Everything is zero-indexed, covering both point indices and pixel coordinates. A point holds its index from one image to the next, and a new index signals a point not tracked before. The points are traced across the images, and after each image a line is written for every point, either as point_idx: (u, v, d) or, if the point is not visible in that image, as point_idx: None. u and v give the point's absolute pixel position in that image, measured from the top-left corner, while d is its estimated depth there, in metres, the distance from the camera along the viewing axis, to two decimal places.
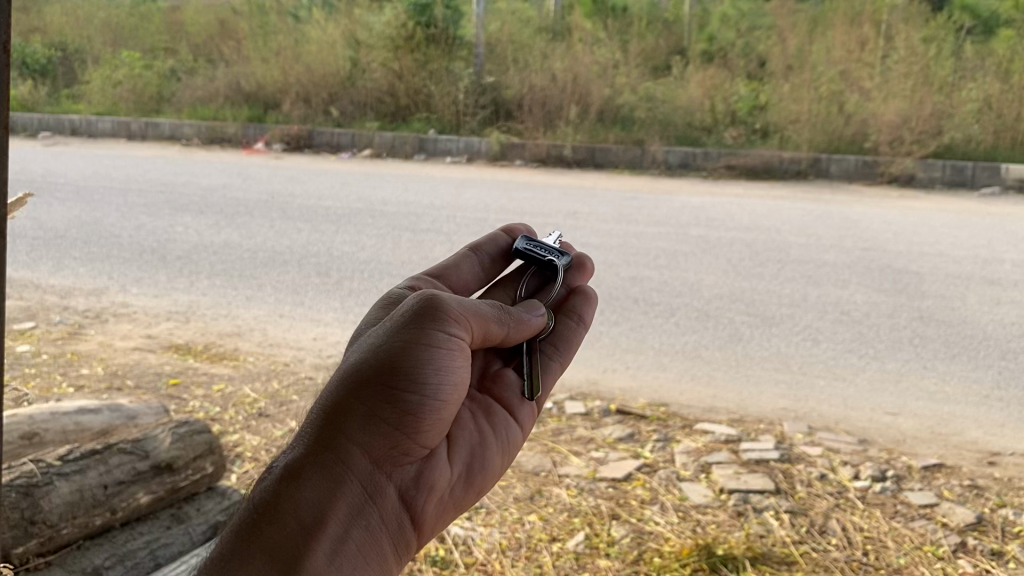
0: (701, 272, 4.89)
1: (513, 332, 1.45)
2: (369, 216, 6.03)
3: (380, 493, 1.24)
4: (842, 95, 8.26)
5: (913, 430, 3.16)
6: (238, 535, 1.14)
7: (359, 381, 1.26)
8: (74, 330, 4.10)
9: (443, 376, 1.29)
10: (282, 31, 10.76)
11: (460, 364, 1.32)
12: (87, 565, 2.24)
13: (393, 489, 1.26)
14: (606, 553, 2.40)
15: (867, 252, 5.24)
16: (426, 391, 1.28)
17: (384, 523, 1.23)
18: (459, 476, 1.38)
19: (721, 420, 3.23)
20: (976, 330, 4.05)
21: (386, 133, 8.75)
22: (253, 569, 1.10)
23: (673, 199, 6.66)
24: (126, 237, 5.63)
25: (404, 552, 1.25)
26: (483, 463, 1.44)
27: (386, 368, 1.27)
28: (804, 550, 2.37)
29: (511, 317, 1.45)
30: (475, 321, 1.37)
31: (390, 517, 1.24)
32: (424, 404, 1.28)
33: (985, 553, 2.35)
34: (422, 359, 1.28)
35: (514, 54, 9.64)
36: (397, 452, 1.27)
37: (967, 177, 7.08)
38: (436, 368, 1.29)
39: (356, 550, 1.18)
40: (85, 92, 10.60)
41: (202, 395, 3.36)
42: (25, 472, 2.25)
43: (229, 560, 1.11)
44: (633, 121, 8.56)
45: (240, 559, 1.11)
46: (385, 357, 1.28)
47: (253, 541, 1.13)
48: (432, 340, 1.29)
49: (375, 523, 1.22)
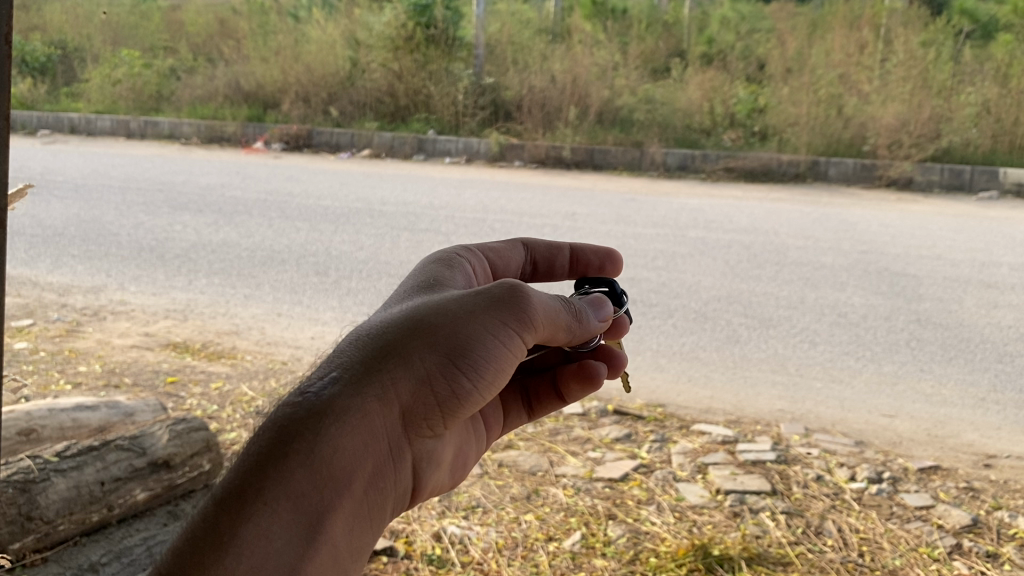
0: (698, 274, 4.90)
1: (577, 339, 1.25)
2: (368, 216, 6.03)
3: (401, 458, 1.11)
4: (841, 98, 8.28)
5: (909, 432, 3.17)
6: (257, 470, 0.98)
7: (419, 340, 1.10)
8: (71, 327, 4.09)
9: (506, 371, 1.14)
10: (281, 32, 10.79)
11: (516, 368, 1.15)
12: (83, 562, 2.24)
13: (410, 459, 1.13)
14: (602, 553, 2.40)
15: (865, 255, 5.25)
16: (484, 379, 1.12)
17: (394, 490, 1.11)
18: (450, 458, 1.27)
19: (718, 421, 3.24)
20: (973, 332, 4.07)
21: (386, 133, 8.77)
22: (267, 522, 0.95)
23: (672, 200, 6.69)
24: (124, 236, 5.63)
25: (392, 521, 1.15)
26: (466, 456, 1.32)
27: (460, 335, 1.11)
28: (800, 551, 2.38)
29: (581, 325, 1.25)
30: (556, 319, 1.20)
31: (397, 491, 1.12)
32: (477, 394, 1.13)
33: (980, 555, 2.36)
34: (499, 347, 1.12)
35: (514, 55, 9.65)
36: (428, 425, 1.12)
37: (965, 181, 7.08)
38: (502, 367, 1.13)
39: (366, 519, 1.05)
40: (84, 90, 10.59)
41: (199, 394, 3.36)
42: (23, 468, 2.25)
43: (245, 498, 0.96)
44: (632, 122, 8.55)
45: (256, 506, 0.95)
46: (461, 326, 1.12)
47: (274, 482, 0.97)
48: (513, 338, 1.13)
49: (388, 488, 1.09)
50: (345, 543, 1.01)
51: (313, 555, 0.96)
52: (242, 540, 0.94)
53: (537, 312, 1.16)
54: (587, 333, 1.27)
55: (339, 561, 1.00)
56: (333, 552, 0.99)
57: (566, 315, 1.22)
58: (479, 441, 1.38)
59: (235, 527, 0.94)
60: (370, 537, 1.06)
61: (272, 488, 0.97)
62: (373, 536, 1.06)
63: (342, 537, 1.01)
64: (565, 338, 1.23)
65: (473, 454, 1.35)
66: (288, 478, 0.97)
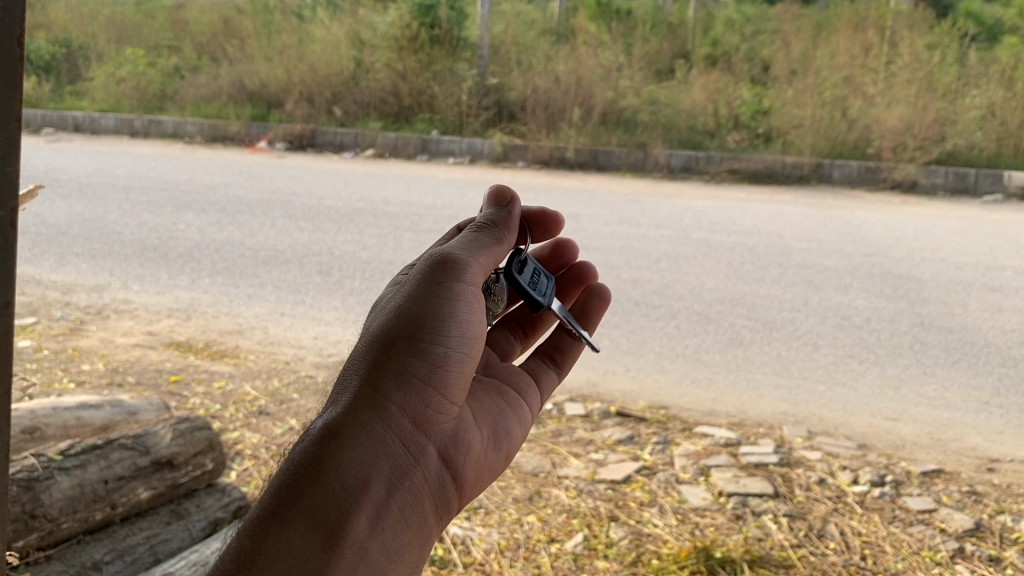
0: (702, 276, 4.89)
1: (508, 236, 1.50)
2: (371, 216, 6.04)
3: (421, 454, 1.26)
4: (845, 100, 8.29)
5: (912, 435, 3.16)
6: (281, 499, 1.13)
7: (392, 344, 1.28)
8: (75, 326, 4.10)
9: (467, 325, 1.33)
10: (285, 30, 10.81)
11: (477, 317, 1.35)
12: (87, 560, 2.25)
13: (432, 449, 1.28)
14: (604, 555, 2.40)
15: (868, 258, 5.25)
16: (459, 341, 1.32)
17: (426, 481, 1.25)
18: (487, 441, 1.42)
19: (720, 423, 3.24)
20: (977, 336, 4.06)
21: (389, 133, 8.77)
22: (296, 534, 1.09)
23: (676, 203, 6.66)
24: (128, 234, 5.64)
25: (444, 512, 1.28)
26: (507, 430, 1.48)
27: (419, 322, 1.30)
28: (802, 554, 2.38)
29: (504, 229, 1.50)
30: (479, 248, 1.43)
31: (432, 481, 1.27)
32: (458, 359, 1.32)
33: (983, 559, 2.35)
34: (454, 311, 1.32)
35: (518, 56, 9.67)
36: (431, 412, 1.28)
37: (970, 183, 7.06)
38: (467, 321, 1.33)
39: (400, 513, 1.19)
40: (88, 88, 10.63)
41: (202, 392, 3.37)
42: (27, 466, 2.25)
43: (272, 526, 1.11)
44: (636, 123, 8.57)
45: (281, 525, 1.10)
46: (418, 314, 1.31)
47: (297, 505, 1.12)
48: (463, 295, 1.34)
49: (417, 482, 1.23)
50: (379, 536, 1.15)
51: (343, 548, 1.10)
52: (273, 557, 1.07)
53: (467, 259, 1.39)
54: (509, 220, 1.51)
55: (376, 551, 1.13)
56: (368, 543, 1.13)
57: (482, 237, 1.46)
58: (518, 414, 1.53)
59: (265, 550, 1.08)
60: (409, 528, 1.19)
61: (293, 509, 1.11)
62: (412, 530, 1.20)
63: (377, 529, 1.15)
64: (496, 249, 1.46)
65: (517, 428, 1.50)
66: (306, 495, 1.13)
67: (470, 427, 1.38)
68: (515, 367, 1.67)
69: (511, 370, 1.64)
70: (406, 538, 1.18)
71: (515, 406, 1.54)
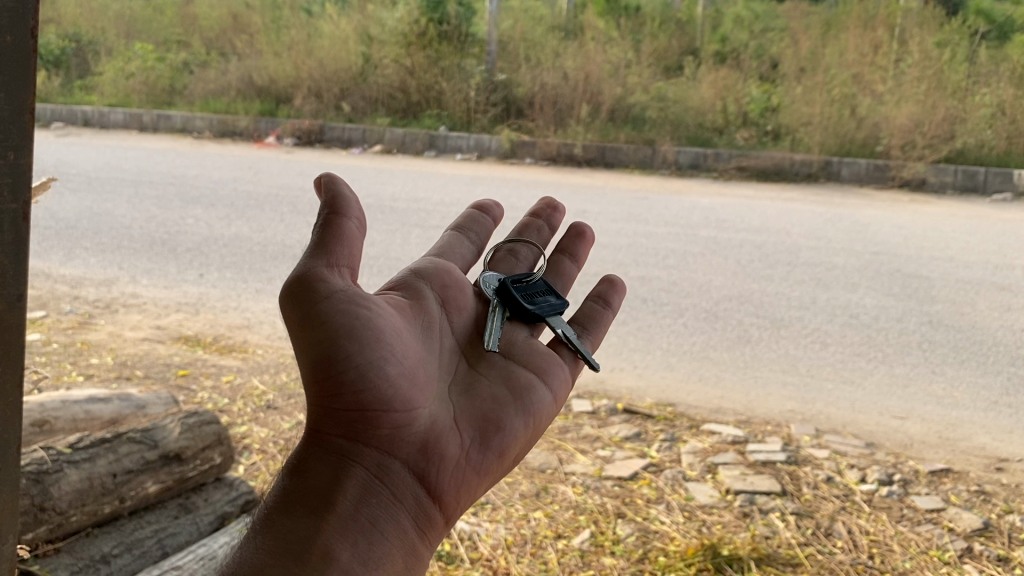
0: (709, 274, 4.87)
1: (352, 225, 1.45)
2: (379, 212, 6.03)
3: (388, 472, 1.37)
4: (854, 98, 8.27)
5: (921, 434, 3.16)
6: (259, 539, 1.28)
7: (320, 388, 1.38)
8: (84, 319, 4.12)
9: (373, 343, 1.39)
10: (294, 26, 10.82)
11: (372, 332, 1.40)
12: (95, 553, 2.26)
13: (399, 465, 1.38)
14: (610, 551, 2.41)
15: (877, 256, 5.23)
16: (368, 359, 1.37)
17: (397, 496, 1.36)
18: (472, 441, 1.47)
19: (728, 421, 3.23)
20: (985, 335, 4.04)
21: (397, 129, 8.76)
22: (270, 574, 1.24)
23: (683, 200, 6.65)
24: (137, 229, 5.65)
25: (426, 524, 1.38)
26: (502, 426, 1.52)
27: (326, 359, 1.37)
28: (810, 552, 2.38)
29: (345, 216, 1.44)
30: (335, 258, 1.41)
31: (405, 492, 1.37)
32: (385, 374, 1.39)
33: (991, 558, 2.35)
34: (343, 337, 1.37)
35: (526, 52, 9.66)
36: (385, 433, 1.38)
37: (979, 182, 7.02)
38: (375, 338, 1.40)
39: (371, 531, 1.31)
40: (98, 83, 10.68)
41: (211, 386, 3.38)
42: (36, 459, 2.26)
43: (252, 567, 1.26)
44: (644, 120, 8.55)
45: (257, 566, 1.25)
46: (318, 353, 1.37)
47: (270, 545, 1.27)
48: (341, 316, 1.37)
49: (388, 499, 1.34)
50: (348, 549, 1.27)
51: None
52: None
53: (323, 272, 1.39)
54: (340, 199, 1.44)
55: (346, 561, 1.25)
56: (335, 554, 1.25)
57: (333, 240, 1.42)
58: (522, 406, 1.56)
59: None
60: (385, 544, 1.31)
61: (266, 537, 1.27)
62: (387, 545, 1.31)
63: (344, 542, 1.27)
64: (331, 237, 1.41)
65: (516, 421, 1.53)
66: (276, 524, 1.28)
67: (447, 430, 1.45)
68: (539, 349, 1.73)
69: (534, 352, 1.71)
70: (380, 549, 1.30)
71: (522, 398, 1.58)
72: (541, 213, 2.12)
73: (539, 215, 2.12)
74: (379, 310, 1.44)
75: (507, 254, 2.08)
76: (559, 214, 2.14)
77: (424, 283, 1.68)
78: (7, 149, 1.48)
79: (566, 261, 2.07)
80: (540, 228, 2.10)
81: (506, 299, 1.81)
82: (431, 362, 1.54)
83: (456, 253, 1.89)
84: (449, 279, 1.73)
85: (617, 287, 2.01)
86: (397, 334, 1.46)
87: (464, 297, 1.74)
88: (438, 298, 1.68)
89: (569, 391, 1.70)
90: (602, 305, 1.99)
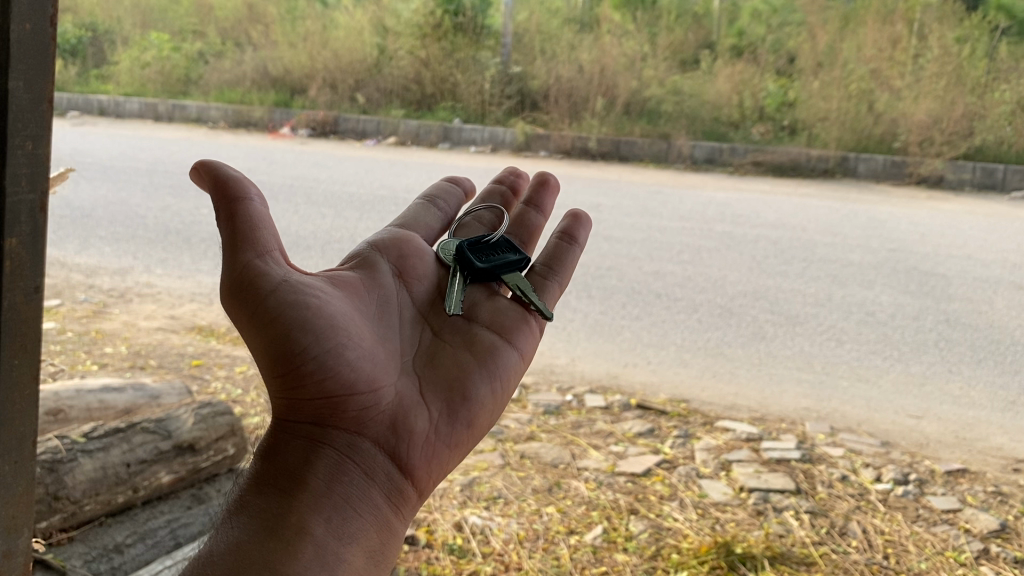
0: (725, 269, 4.85)
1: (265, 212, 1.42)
2: (393, 203, 6.02)
3: (357, 451, 1.36)
4: (873, 93, 8.17)
5: (937, 434, 3.13)
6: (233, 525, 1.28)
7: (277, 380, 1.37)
8: (99, 308, 4.14)
9: (326, 329, 1.38)
10: (310, 17, 10.85)
11: (322, 317, 1.38)
12: (109, 543, 2.29)
13: (368, 444, 1.37)
14: (623, 548, 2.40)
15: (893, 253, 5.20)
16: (329, 346, 1.37)
17: (368, 472, 1.35)
18: (442, 414, 1.46)
19: (742, 419, 3.20)
20: (1003, 334, 3.99)
21: (412, 121, 8.74)
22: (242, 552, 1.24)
23: (699, 194, 6.62)
24: (151, 218, 5.67)
25: (399, 499, 1.37)
26: (471, 397, 1.50)
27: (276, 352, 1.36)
28: (824, 551, 2.37)
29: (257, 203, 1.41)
30: (261, 251, 1.39)
31: (376, 469, 1.36)
32: (346, 359, 1.38)
33: (1009, 560, 2.32)
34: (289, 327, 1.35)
35: (542, 44, 9.54)
36: (350, 413, 1.37)
37: (998, 180, 6.87)
38: (328, 326, 1.38)
39: (342, 511, 1.30)
40: (114, 72, 10.74)
41: (224, 376, 3.38)
42: (51, 448, 2.25)
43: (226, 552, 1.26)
44: (659, 114, 8.52)
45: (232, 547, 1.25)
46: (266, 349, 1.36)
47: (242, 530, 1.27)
48: (287, 310, 1.36)
49: (359, 477, 1.34)
50: (322, 523, 1.27)
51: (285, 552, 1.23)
52: None
53: (257, 264, 1.37)
54: (247, 185, 1.41)
55: (320, 535, 1.25)
56: (310, 528, 1.25)
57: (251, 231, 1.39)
58: (487, 370, 1.55)
59: None
60: (359, 523, 1.30)
61: (240, 516, 1.28)
62: (361, 523, 1.31)
63: (318, 518, 1.27)
64: (250, 227, 1.38)
65: (482, 389, 1.52)
66: (251, 503, 1.28)
67: (416, 406, 1.44)
68: (505, 312, 1.68)
69: (499, 314, 1.67)
70: (353, 524, 1.30)
71: (487, 363, 1.56)
72: (504, 180, 2.07)
73: (503, 182, 2.07)
74: (326, 295, 1.43)
75: (472, 221, 1.99)
76: (522, 181, 2.09)
77: (379, 254, 1.66)
78: (26, 139, 1.48)
79: (528, 216, 2.01)
80: (503, 194, 2.05)
81: (464, 263, 1.76)
82: (394, 341, 1.53)
83: (421, 221, 1.87)
84: (408, 250, 1.71)
85: (582, 219, 1.93)
86: (353, 318, 1.45)
87: (424, 265, 1.72)
88: (395, 269, 1.66)
89: (535, 346, 1.67)
90: (568, 241, 1.91)
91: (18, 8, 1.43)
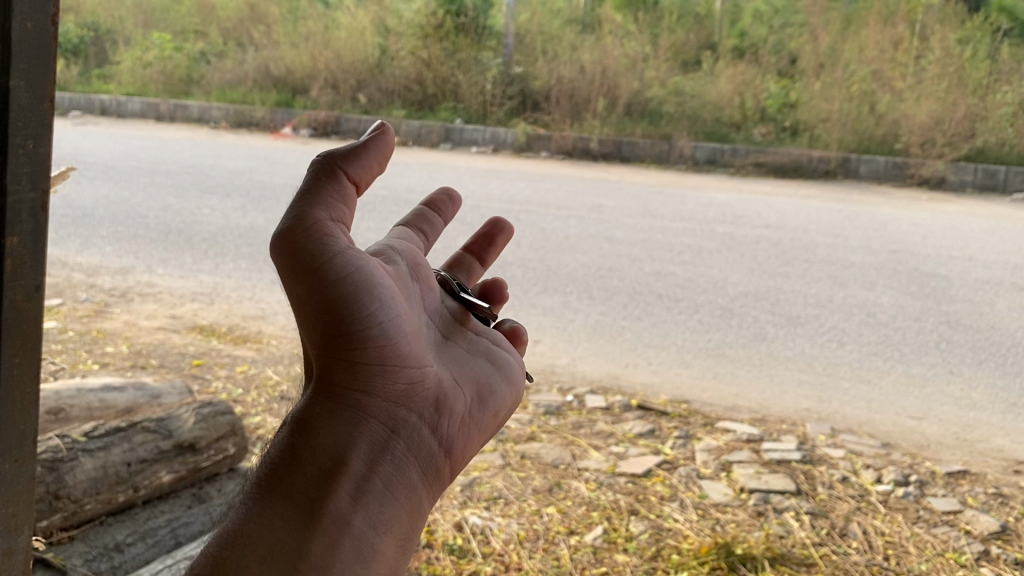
0: (725, 270, 4.84)
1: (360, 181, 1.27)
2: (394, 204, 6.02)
3: (401, 428, 1.23)
4: (873, 95, 8.16)
5: (937, 435, 3.12)
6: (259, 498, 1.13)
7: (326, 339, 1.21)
8: (100, 307, 4.14)
9: (385, 298, 1.24)
10: (312, 16, 10.85)
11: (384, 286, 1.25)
12: (109, 542, 2.29)
13: (413, 421, 1.25)
14: (623, 548, 2.40)
15: (894, 254, 5.20)
16: (386, 314, 1.24)
17: (412, 451, 1.23)
18: (473, 400, 1.38)
19: (743, 420, 3.20)
20: (1004, 335, 3.99)
21: (413, 121, 8.70)
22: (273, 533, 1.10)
23: (700, 195, 6.61)
24: (153, 218, 5.67)
25: (436, 483, 1.25)
26: (493, 390, 1.44)
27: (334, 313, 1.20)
28: (824, 552, 2.37)
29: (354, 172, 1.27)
30: (339, 215, 1.23)
31: (421, 448, 1.24)
32: (400, 330, 1.25)
33: (1008, 562, 2.33)
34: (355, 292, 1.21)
35: (543, 45, 9.60)
36: (398, 388, 1.25)
37: (999, 182, 6.86)
38: (386, 294, 1.24)
39: (383, 493, 1.17)
40: (116, 72, 10.76)
41: (225, 376, 3.38)
42: (51, 446, 2.25)
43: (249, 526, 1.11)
44: (661, 115, 8.53)
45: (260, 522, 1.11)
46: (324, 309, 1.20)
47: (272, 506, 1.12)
48: (355, 275, 1.21)
49: (402, 455, 1.21)
50: (363, 508, 1.14)
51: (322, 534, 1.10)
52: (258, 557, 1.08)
53: (331, 225, 1.21)
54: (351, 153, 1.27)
55: (360, 522, 1.13)
56: (351, 515, 1.13)
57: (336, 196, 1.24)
58: (504, 370, 1.49)
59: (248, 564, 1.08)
60: (400, 507, 1.18)
61: (273, 491, 1.13)
62: (402, 508, 1.19)
63: (361, 500, 1.15)
64: (337, 192, 1.24)
65: (504, 387, 1.46)
66: (285, 476, 1.14)
67: (452, 389, 1.34)
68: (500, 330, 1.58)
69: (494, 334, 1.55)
70: (391, 509, 1.17)
71: (502, 362, 1.50)
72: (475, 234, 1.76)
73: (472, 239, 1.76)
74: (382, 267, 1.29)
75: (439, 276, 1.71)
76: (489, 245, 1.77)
77: (397, 254, 1.45)
78: (27, 138, 1.49)
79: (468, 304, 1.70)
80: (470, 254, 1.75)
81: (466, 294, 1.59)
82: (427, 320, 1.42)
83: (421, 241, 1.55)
84: (419, 259, 1.50)
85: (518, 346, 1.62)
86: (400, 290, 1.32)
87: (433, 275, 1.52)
88: (411, 269, 1.46)
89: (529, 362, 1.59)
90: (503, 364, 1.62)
91: (19, 8, 1.43)
